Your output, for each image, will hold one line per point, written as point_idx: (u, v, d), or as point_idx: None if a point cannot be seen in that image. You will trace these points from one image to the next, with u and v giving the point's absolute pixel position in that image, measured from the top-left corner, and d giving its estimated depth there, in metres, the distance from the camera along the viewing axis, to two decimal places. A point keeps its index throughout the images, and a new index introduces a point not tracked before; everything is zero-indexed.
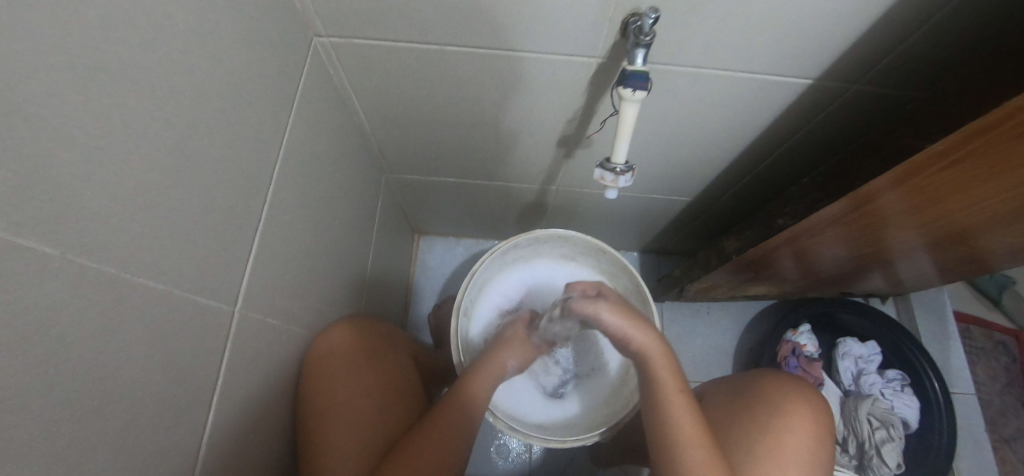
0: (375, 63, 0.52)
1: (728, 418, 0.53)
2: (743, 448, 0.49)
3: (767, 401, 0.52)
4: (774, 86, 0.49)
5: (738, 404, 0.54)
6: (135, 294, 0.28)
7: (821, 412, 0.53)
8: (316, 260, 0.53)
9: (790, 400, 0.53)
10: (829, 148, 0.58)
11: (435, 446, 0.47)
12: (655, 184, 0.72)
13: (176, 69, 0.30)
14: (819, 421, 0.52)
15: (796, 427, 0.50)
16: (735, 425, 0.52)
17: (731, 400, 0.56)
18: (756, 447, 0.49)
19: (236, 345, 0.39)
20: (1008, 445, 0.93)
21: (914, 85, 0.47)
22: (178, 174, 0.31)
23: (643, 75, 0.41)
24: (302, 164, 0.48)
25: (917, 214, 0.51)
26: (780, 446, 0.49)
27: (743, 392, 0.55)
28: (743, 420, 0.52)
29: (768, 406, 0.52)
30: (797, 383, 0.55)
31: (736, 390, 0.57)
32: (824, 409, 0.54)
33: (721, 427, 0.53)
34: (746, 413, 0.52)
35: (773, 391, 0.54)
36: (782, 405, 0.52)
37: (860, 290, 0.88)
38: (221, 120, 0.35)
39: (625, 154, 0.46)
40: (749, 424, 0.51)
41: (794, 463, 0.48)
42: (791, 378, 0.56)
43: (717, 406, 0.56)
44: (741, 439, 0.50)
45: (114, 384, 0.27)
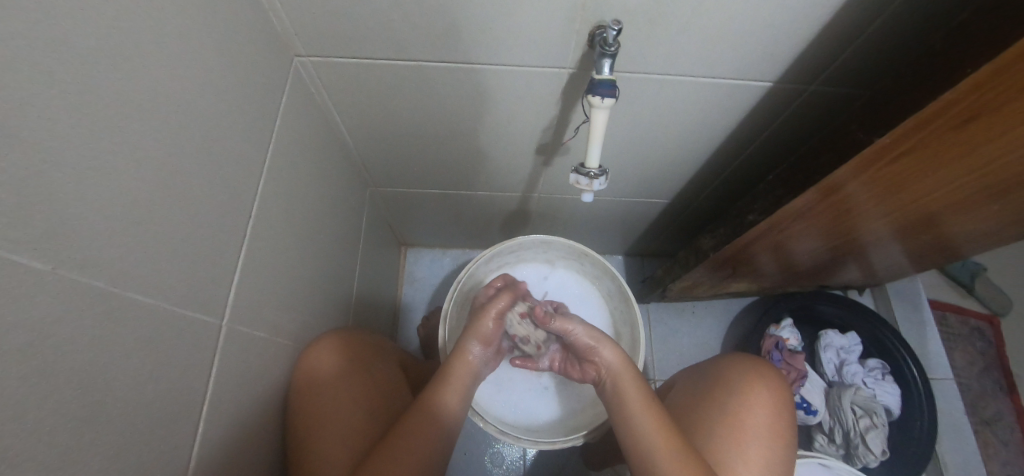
0: (355, 80, 0.54)
1: (694, 405, 0.55)
2: (706, 433, 0.51)
3: (728, 385, 0.54)
4: (736, 89, 0.52)
5: (703, 391, 0.56)
6: (124, 308, 0.29)
7: (784, 391, 0.54)
8: (303, 273, 0.54)
9: (751, 382, 0.54)
10: (792, 146, 0.61)
11: (420, 445, 0.48)
12: (633, 188, 0.75)
13: (161, 92, 0.32)
14: (778, 399, 0.53)
15: (758, 408, 0.52)
16: (699, 411, 0.54)
17: (699, 387, 0.57)
18: (718, 431, 0.51)
19: (225, 358, 0.39)
20: (989, 427, 0.96)
21: (864, 84, 0.50)
22: (166, 192, 0.32)
23: (610, 83, 0.43)
24: (287, 180, 0.50)
25: (877, 205, 0.54)
26: (742, 428, 0.51)
27: (708, 379, 0.57)
28: (707, 405, 0.54)
29: (730, 390, 0.54)
30: (761, 364, 0.57)
31: (702, 376, 0.58)
32: (783, 386, 0.55)
33: (686, 415, 0.55)
34: (709, 398, 0.54)
35: (735, 374, 0.55)
36: (740, 389, 0.53)
37: (837, 282, 0.91)
38: (206, 139, 0.37)
39: (598, 159, 0.48)
40: (713, 409, 0.53)
41: (754, 444, 0.50)
42: (754, 360, 0.57)
43: (683, 395, 0.58)
44: (705, 425, 0.52)
45: (106, 397, 0.28)
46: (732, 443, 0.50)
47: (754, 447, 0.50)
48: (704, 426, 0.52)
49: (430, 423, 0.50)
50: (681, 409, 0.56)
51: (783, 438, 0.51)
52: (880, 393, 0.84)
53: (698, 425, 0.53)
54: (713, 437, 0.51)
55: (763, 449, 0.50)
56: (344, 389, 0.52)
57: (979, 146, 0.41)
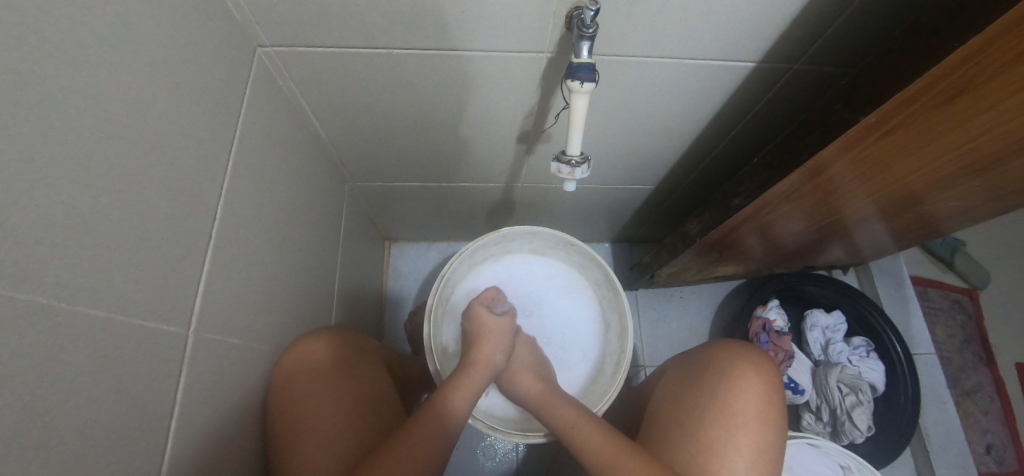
0: (323, 69, 0.51)
1: (682, 394, 0.54)
2: (695, 422, 0.51)
3: (716, 373, 0.54)
4: (719, 71, 0.51)
5: (691, 380, 0.55)
6: (72, 324, 0.27)
7: (773, 376, 0.54)
8: (278, 275, 0.52)
9: (740, 369, 0.54)
10: (777, 126, 0.60)
11: (426, 446, 0.47)
12: (618, 174, 0.73)
13: (102, 87, 0.29)
14: (767, 386, 0.53)
15: (747, 394, 0.52)
16: (689, 400, 0.53)
17: (686, 375, 0.57)
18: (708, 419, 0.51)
19: (193, 367, 0.37)
20: (969, 398, 0.98)
21: (849, 61, 0.49)
22: (115, 195, 0.30)
23: (589, 66, 0.42)
24: (255, 177, 0.47)
25: (862, 184, 0.53)
26: (732, 414, 0.50)
27: (696, 367, 0.56)
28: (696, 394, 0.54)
29: (718, 377, 0.53)
30: (749, 350, 0.57)
31: (690, 365, 0.58)
32: (772, 372, 0.55)
33: (674, 404, 0.55)
34: (698, 387, 0.54)
35: (722, 362, 0.55)
36: (729, 377, 0.53)
37: (822, 262, 0.91)
38: (159, 137, 0.34)
39: (579, 145, 0.46)
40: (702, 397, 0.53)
41: (744, 430, 0.50)
42: (742, 346, 0.57)
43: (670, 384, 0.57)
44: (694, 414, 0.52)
45: (58, 419, 0.26)
46: (722, 430, 0.50)
47: (745, 433, 0.50)
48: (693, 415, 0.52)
49: (434, 425, 0.49)
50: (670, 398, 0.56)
51: (774, 422, 0.51)
52: (865, 371, 0.85)
53: (688, 414, 0.52)
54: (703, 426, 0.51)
55: (753, 435, 0.50)
56: (328, 396, 0.49)
57: (966, 121, 0.40)
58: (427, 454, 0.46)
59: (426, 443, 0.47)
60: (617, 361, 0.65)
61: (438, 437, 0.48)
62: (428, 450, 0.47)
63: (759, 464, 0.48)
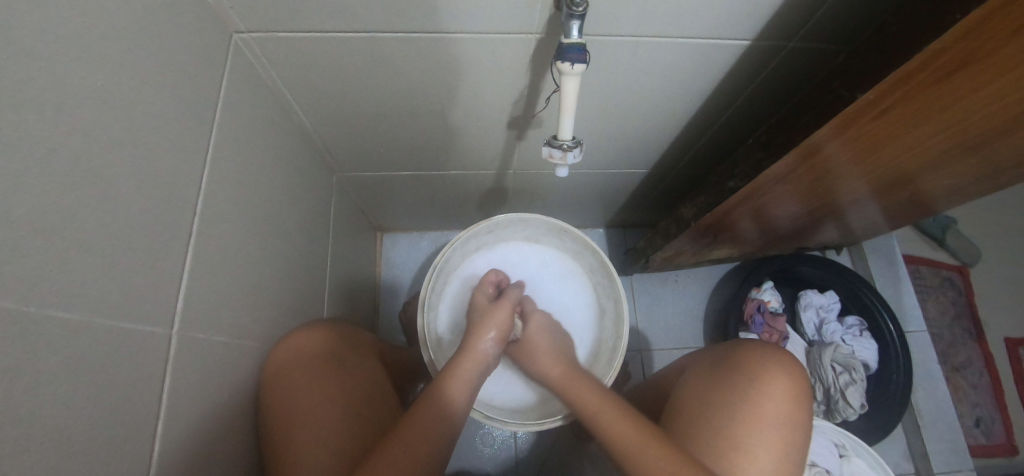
0: (303, 55, 0.49)
1: (709, 390, 0.52)
2: (724, 416, 0.49)
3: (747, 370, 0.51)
4: (712, 50, 0.49)
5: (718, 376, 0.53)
6: (45, 329, 0.26)
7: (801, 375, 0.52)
8: (265, 270, 0.51)
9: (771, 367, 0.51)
10: (771, 107, 0.59)
11: (437, 428, 0.47)
12: (611, 158, 0.72)
13: (66, 78, 0.27)
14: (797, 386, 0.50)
15: (779, 393, 0.49)
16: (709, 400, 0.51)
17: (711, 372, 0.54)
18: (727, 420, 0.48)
19: (178, 367, 0.36)
20: (959, 373, 1.00)
21: (846, 37, 0.48)
22: (84, 193, 0.28)
23: (579, 47, 0.40)
24: (237, 170, 0.46)
25: (858, 164, 0.52)
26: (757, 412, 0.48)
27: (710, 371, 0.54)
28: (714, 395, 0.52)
29: (746, 375, 0.51)
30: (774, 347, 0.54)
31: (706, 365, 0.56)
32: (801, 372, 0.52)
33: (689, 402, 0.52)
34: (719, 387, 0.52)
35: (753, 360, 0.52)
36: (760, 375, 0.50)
37: (816, 243, 0.91)
38: (130, 130, 0.32)
39: (571, 130, 0.45)
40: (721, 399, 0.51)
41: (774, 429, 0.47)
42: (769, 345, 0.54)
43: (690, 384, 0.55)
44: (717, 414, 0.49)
45: (38, 428, 0.25)
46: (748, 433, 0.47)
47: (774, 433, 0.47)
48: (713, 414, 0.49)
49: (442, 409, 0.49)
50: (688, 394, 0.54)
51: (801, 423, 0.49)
52: (858, 349, 0.86)
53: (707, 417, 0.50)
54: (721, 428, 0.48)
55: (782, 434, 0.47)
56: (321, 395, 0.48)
57: (971, 97, 0.39)
58: (438, 434, 0.47)
59: (435, 424, 0.47)
60: (612, 347, 0.64)
61: (436, 427, 0.47)
62: (437, 431, 0.47)
63: (784, 463, 0.46)
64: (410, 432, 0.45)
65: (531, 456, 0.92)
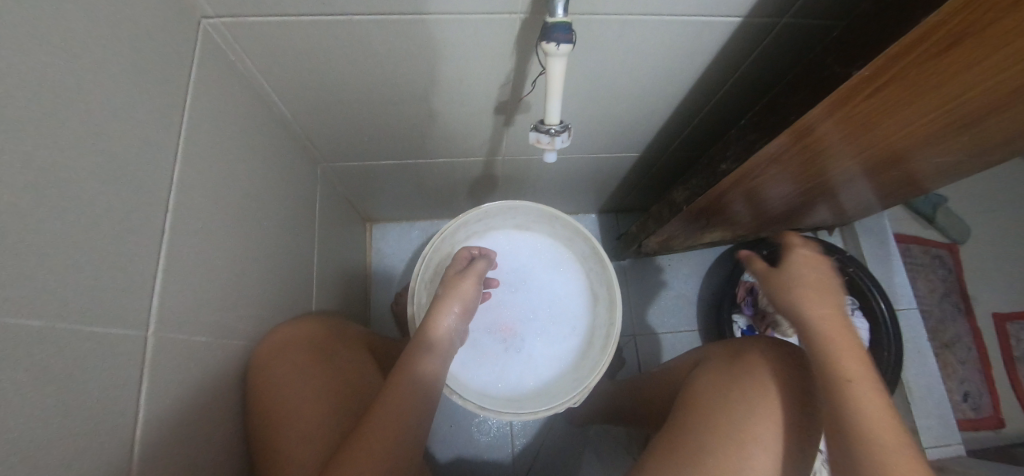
0: (276, 41, 0.47)
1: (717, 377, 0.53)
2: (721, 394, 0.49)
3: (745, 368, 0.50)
4: (703, 28, 0.48)
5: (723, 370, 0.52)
6: (9, 337, 0.24)
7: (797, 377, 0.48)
8: (247, 266, 0.50)
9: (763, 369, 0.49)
10: (763, 87, 0.58)
11: (408, 407, 0.46)
12: (602, 142, 0.71)
13: (18, 68, 0.25)
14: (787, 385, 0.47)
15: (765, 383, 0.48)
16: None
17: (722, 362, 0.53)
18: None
19: (156, 370, 0.35)
20: (948, 349, 1.01)
21: (839, 13, 0.47)
22: (45, 192, 0.27)
23: (565, 26, 0.39)
24: (211, 162, 0.44)
25: (853, 142, 0.51)
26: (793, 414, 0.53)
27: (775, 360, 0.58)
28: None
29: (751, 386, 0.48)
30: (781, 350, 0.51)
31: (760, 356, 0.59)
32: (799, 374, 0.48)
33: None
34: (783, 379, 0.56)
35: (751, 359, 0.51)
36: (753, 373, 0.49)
37: (808, 224, 0.91)
38: (93, 125, 0.31)
39: (558, 113, 0.44)
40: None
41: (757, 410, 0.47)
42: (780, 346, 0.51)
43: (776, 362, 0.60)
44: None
45: (4, 440, 0.24)
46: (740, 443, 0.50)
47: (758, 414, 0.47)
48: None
49: (412, 390, 0.48)
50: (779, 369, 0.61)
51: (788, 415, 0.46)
52: None
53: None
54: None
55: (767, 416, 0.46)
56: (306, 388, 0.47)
57: (948, 81, 0.39)
58: (410, 414, 0.46)
59: (406, 410, 0.46)
60: (605, 334, 0.64)
61: (408, 418, 0.45)
62: (410, 411, 0.46)
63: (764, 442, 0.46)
64: (381, 415, 0.44)
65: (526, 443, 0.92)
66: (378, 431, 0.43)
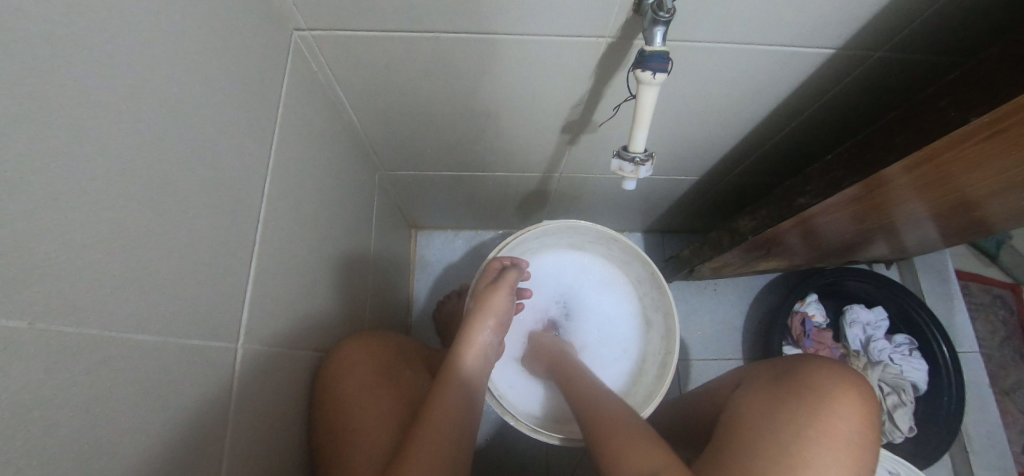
0: (360, 54, 0.47)
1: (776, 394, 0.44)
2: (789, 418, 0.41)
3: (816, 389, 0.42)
4: (794, 58, 0.46)
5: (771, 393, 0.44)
6: (122, 352, 0.25)
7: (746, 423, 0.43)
8: (316, 276, 0.50)
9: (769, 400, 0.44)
10: (848, 119, 0.55)
11: (461, 415, 0.46)
12: (664, 165, 0.69)
13: (139, 86, 0.26)
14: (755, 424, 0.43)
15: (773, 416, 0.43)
16: (845, 406, 0.41)
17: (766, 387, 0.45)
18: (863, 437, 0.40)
19: (241, 382, 0.35)
20: (1009, 396, 0.96)
21: (944, 50, 0.44)
22: (158, 208, 0.27)
23: (663, 55, 0.37)
24: (293, 173, 0.44)
25: (936, 188, 0.49)
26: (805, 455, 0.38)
27: (805, 375, 0.44)
28: (857, 396, 0.42)
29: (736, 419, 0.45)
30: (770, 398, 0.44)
31: (784, 373, 0.46)
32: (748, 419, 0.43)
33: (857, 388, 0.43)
34: (817, 391, 0.42)
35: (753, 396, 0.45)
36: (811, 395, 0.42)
37: (866, 257, 0.87)
38: (200, 141, 0.31)
39: (644, 142, 0.43)
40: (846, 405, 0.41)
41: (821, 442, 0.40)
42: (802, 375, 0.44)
43: (824, 373, 0.44)
44: (862, 427, 0.40)
45: (114, 457, 0.24)
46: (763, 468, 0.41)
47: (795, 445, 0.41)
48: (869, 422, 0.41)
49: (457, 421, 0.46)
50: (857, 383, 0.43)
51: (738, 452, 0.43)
52: (908, 370, 0.83)
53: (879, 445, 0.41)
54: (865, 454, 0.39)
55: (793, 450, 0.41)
56: (371, 396, 0.48)
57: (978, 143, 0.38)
58: (459, 419, 0.46)
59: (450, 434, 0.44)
60: (660, 363, 0.62)
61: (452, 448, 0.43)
62: (459, 416, 0.46)
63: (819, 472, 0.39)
64: (426, 419, 0.44)
65: (561, 462, 0.91)
66: (427, 441, 0.42)
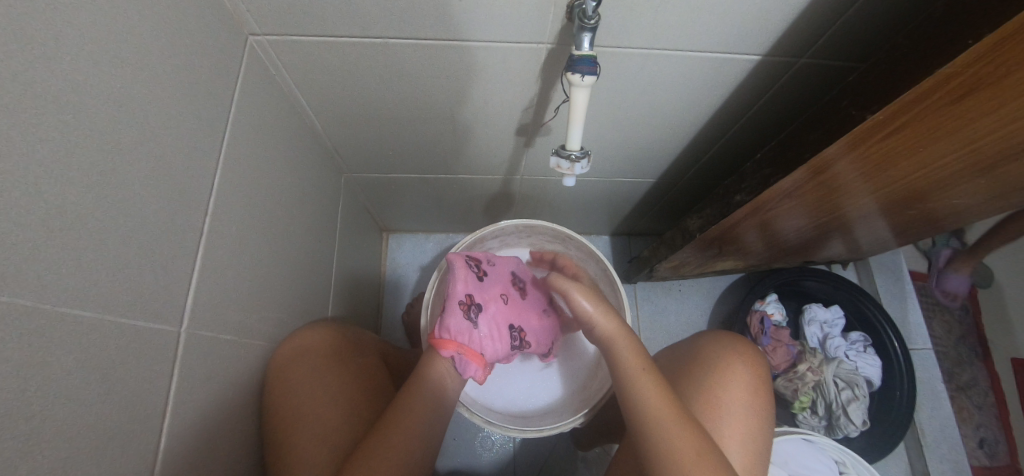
0: (315, 59, 0.50)
1: (697, 369, 0.56)
2: (704, 395, 0.54)
3: (710, 360, 0.56)
4: (723, 64, 0.50)
5: (682, 369, 0.58)
6: (60, 324, 0.26)
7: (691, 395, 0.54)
8: (272, 271, 0.52)
9: (714, 379, 0.55)
10: (780, 122, 0.59)
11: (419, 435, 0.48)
12: (619, 168, 0.72)
13: (88, 79, 0.28)
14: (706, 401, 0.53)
15: (710, 393, 0.54)
16: (735, 368, 0.56)
17: (678, 366, 0.59)
18: (757, 389, 0.55)
19: (185, 364, 0.37)
20: (964, 393, 0.99)
21: (856, 56, 0.48)
22: (102, 192, 0.29)
23: (590, 59, 0.40)
24: (247, 170, 0.46)
25: (868, 181, 0.52)
26: (721, 416, 0.52)
27: (698, 351, 0.59)
28: (743, 362, 0.56)
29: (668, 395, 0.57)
30: (708, 368, 0.56)
31: (682, 353, 0.61)
32: (688, 394, 0.55)
33: (747, 357, 0.57)
34: (713, 365, 0.56)
35: (700, 376, 0.55)
36: (718, 367, 0.56)
37: (821, 257, 0.91)
38: (149, 132, 0.33)
39: (579, 140, 0.45)
40: (735, 371, 0.55)
41: (728, 408, 0.53)
42: (718, 345, 0.58)
43: (712, 345, 0.58)
44: (753, 383, 0.55)
45: (44, 425, 0.26)
46: None
47: (729, 425, 0.52)
48: (758, 373, 0.56)
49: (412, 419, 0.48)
50: (739, 344, 0.59)
51: (711, 414, 0.52)
52: (862, 365, 0.85)
53: (768, 383, 0.57)
54: (763, 397, 0.55)
55: (737, 425, 0.52)
56: (322, 384, 0.50)
57: (934, 143, 0.43)
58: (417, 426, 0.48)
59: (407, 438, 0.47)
60: None
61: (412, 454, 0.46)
62: (429, 414, 0.50)
63: (748, 446, 0.52)
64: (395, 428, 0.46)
65: (527, 461, 0.92)
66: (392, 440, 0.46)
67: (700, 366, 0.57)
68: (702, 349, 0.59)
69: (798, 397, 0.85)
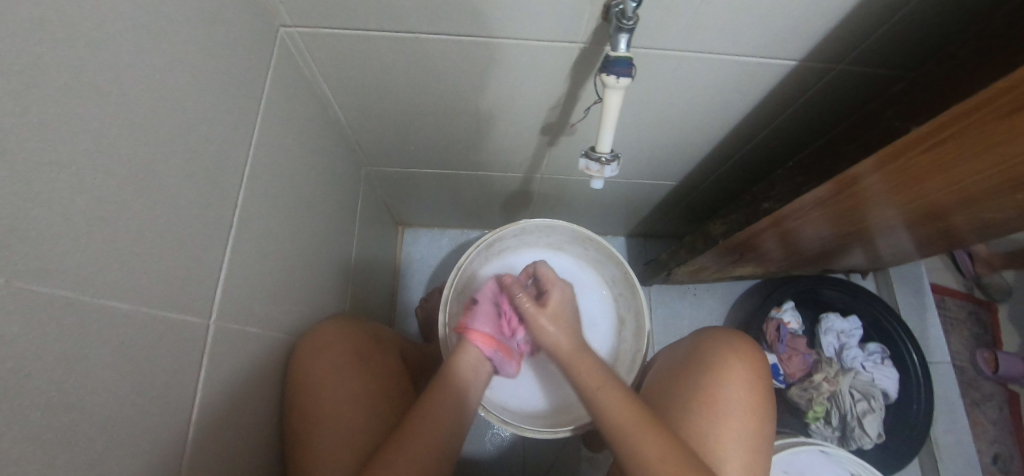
0: (345, 52, 0.49)
1: (695, 369, 0.56)
2: (698, 397, 0.53)
3: (708, 359, 0.56)
4: (758, 69, 0.48)
5: (681, 369, 0.57)
6: (96, 316, 0.26)
7: (683, 399, 0.54)
8: (295, 263, 0.52)
9: (712, 380, 0.54)
10: (811, 129, 0.58)
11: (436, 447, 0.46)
12: (643, 169, 0.71)
13: (125, 69, 0.28)
14: (698, 403, 0.53)
15: (704, 395, 0.53)
16: (736, 367, 0.55)
17: (677, 364, 0.59)
18: (757, 388, 0.54)
19: (212, 357, 0.37)
20: (980, 407, 0.97)
21: (898, 64, 0.47)
22: (138, 184, 0.29)
23: (627, 61, 0.39)
24: (275, 163, 0.46)
25: (897, 194, 0.51)
26: (717, 417, 0.52)
27: (697, 351, 0.58)
28: (742, 361, 0.55)
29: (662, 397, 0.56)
30: (704, 369, 0.55)
31: (681, 352, 0.60)
32: (682, 398, 0.54)
33: (747, 355, 0.56)
34: (711, 364, 0.55)
35: (699, 377, 0.55)
36: (716, 366, 0.55)
37: (841, 266, 0.89)
38: (184, 123, 0.33)
39: (610, 143, 0.45)
40: (735, 370, 0.55)
41: (725, 409, 0.52)
42: (717, 344, 0.57)
43: (712, 344, 0.58)
44: (753, 382, 0.54)
45: (81, 416, 0.26)
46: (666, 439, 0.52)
47: (726, 427, 0.51)
48: (758, 372, 0.55)
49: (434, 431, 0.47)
50: (739, 342, 0.58)
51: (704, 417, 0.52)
52: (879, 377, 0.84)
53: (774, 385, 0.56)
54: (764, 396, 0.54)
55: (734, 427, 0.51)
56: (343, 382, 0.50)
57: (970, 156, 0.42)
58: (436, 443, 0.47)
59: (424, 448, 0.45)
60: (632, 360, 0.64)
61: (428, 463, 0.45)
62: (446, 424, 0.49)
63: (747, 447, 0.51)
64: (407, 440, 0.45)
65: (536, 459, 0.92)
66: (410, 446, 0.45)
67: (695, 367, 0.56)
68: (699, 349, 0.58)
69: (813, 407, 0.83)
